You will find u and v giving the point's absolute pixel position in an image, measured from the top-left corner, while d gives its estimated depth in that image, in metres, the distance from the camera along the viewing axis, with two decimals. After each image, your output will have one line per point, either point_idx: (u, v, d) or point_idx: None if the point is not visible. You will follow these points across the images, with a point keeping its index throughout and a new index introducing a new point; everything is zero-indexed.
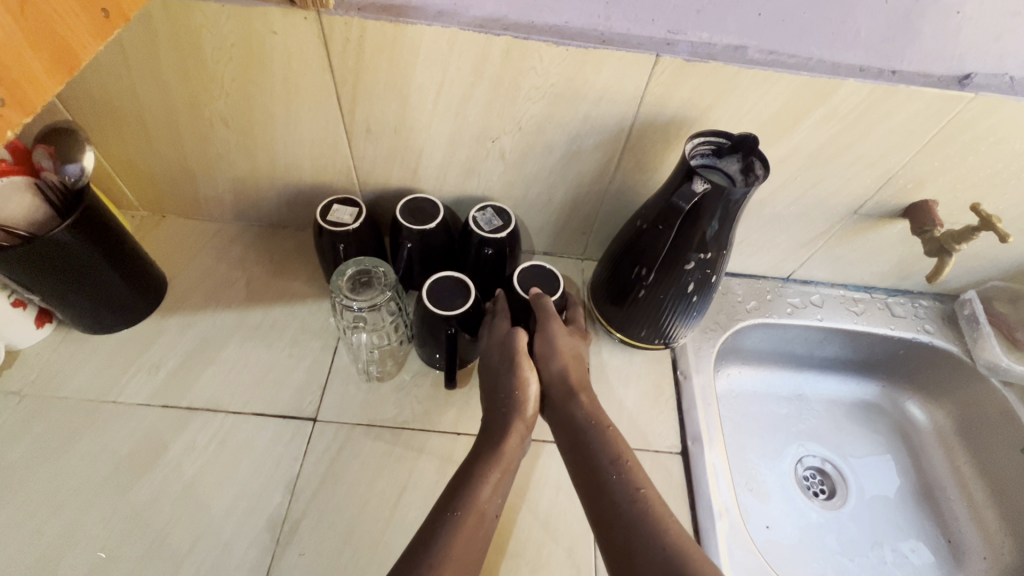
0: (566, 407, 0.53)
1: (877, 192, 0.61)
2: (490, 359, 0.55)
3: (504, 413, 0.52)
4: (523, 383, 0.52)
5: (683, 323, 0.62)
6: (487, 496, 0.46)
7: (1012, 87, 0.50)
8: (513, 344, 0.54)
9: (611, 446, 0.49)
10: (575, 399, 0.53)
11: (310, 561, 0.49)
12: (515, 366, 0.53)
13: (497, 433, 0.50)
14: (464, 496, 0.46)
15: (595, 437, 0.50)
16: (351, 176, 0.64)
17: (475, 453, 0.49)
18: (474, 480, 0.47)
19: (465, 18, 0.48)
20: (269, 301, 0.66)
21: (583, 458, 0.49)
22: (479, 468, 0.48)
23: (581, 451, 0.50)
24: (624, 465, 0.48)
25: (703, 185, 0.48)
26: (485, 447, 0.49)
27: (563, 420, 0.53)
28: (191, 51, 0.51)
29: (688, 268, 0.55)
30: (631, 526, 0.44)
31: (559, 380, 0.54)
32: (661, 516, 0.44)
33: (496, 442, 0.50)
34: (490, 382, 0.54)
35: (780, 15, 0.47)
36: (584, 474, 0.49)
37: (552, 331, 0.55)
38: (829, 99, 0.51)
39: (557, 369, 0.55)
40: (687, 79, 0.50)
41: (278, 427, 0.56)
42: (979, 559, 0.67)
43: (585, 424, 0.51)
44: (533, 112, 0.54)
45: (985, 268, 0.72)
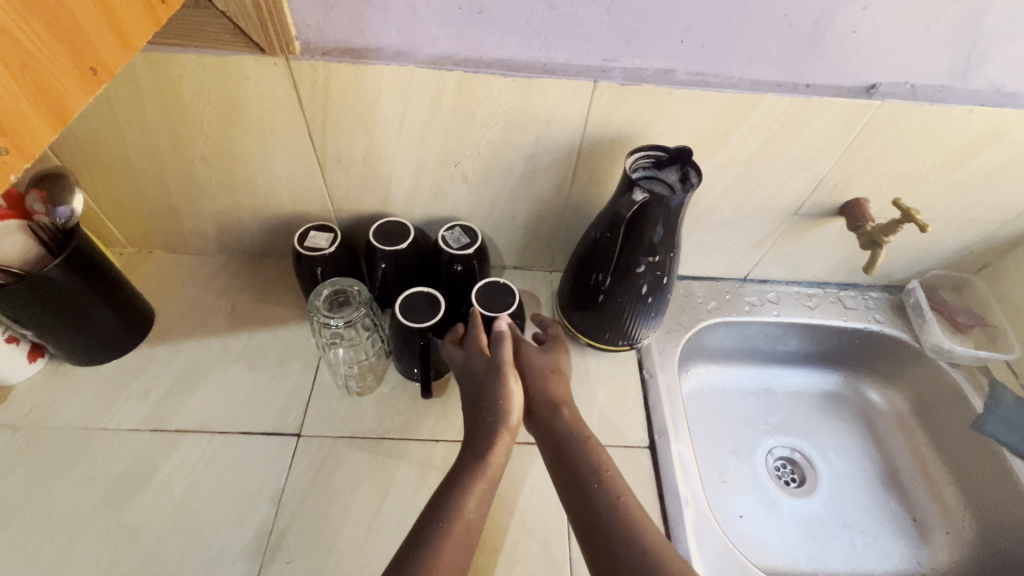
0: (552, 418, 0.56)
1: (813, 193, 0.67)
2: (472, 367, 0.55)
3: (490, 422, 0.52)
4: (508, 393, 0.53)
5: (643, 323, 0.66)
6: (472, 505, 0.48)
7: (914, 94, 0.56)
8: (501, 355, 0.55)
9: (592, 454, 0.53)
10: (560, 410, 0.56)
11: (297, 568, 0.52)
12: (500, 375, 0.54)
13: (482, 442, 0.51)
14: (451, 505, 0.47)
15: (577, 447, 0.53)
16: (326, 204, 0.68)
17: (460, 462, 0.51)
18: (458, 489, 0.49)
19: (420, 56, 0.53)
20: (253, 325, 0.70)
21: (567, 468, 0.52)
22: (463, 479, 0.49)
23: (565, 458, 0.53)
24: (604, 473, 0.51)
25: (643, 195, 0.53)
26: (470, 456, 0.50)
27: (548, 430, 0.55)
28: (172, 98, 0.55)
29: (639, 272, 0.60)
30: (613, 532, 0.47)
31: (541, 398, 0.57)
32: (638, 520, 0.47)
33: (479, 451, 0.50)
34: (470, 391, 0.55)
35: (700, 41, 0.52)
36: (568, 480, 0.52)
37: (524, 352, 0.59)
38: (754, 112, 0.57)
39: (536, 384, 0.58)
40: (625, 100, 0.55)
41: (264, 443, 0.59)
42: (941, 534, 0.70)
43: (570, 434, 0.54)
44: (490, 137, 0.60)
45: (924, 259, 0.78)
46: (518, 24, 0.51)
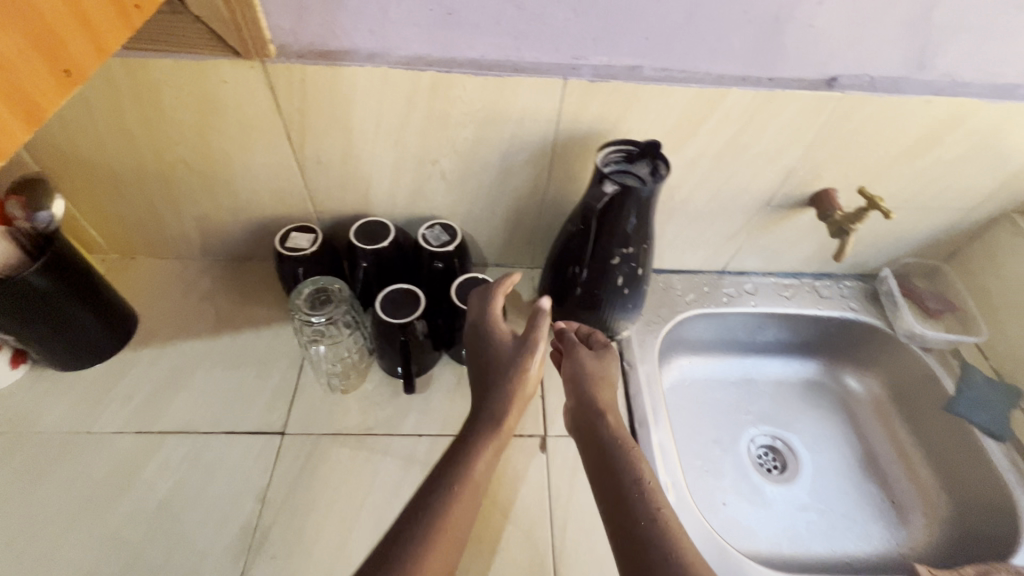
0: (595, 430, 0.55)
1: (783, 184, 0.68)
2: (500, 334, 0.57)
3: (511, 386, 0.54)
4: (531, 365, 0.55)
5: (621, 315, 0.68)
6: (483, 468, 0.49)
7: (873, 86, 0.58)
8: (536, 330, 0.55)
9: (633, 465, 0.51)
10: (602, 417, 0.56)
11: (282, 563, 0.52)
12: (529, 347, 0.55)
13: (500, 404, 0.53)
14: (464, 462, 0.49)
15: (619, 457, 0.52)
16: (307, 205, 0.69)
17: (474, 420, 0.53)
18: (473, 446, 0.50)
19: (393, 57, 0.54)
20: (236, 327, 0.70)
21: (607, 473, 0.51)
22: (478, 436, 0.51)
23: (607, 468, 0.51)
24: (646, 485, 0.49)
25: (612, 187, 0.55)
26: (488, 415, 0.52)
27: (592, 441, 0.55)
28: (150, 103, 0.56)
29: (614, 263, 0.62)
30: (648, 539, 0.45)
31: (589, 402, 0.57)
32: (679, 536, 0.45)
33: (497, 412, 0.53)
34: (492, 353, 0.56)
35: (665, 38, 0.54)
36: (606, 488, 0.50)
37: (579, 356, 0.60)
38: (720, 105, 0.58)
39: (584, 390, 0.58)
40: (595, 96, 0.57)
41: (249, 442, 0.60)
42: (919, 516, 0.72)
43: (613, 444, 0.53)
44: (466, 135, 0.61)
45: (895, 247, 0.80)
46: (488, 24, 0.52)
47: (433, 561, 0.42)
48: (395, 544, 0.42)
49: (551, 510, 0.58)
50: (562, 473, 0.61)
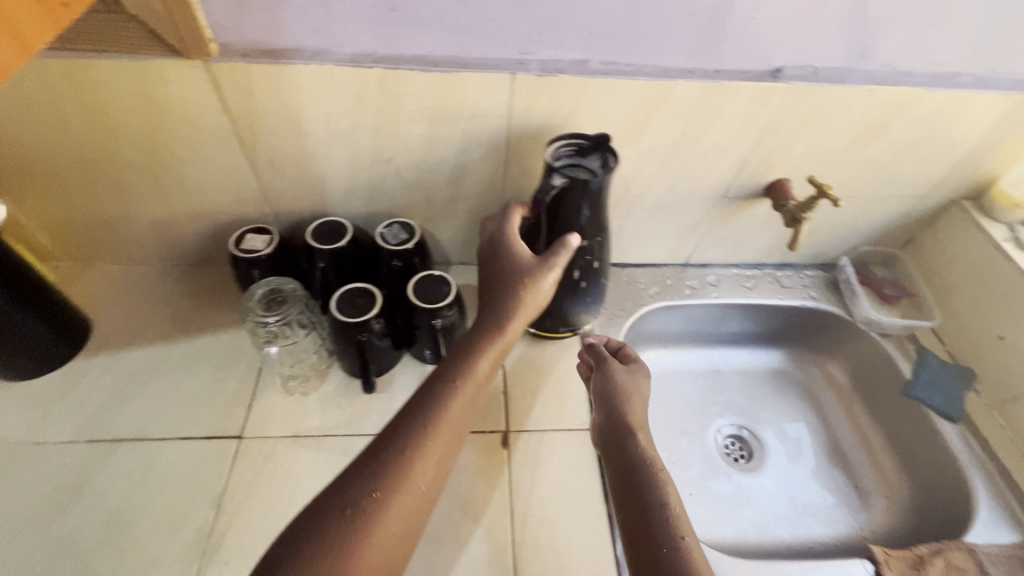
0: (624, 449, 0.55)
1: (737, 175, 0.69)
2: (516, 253, 0.58)
3: (516, 301, 0.55)
4: (539, 287, 0.56)
5: (581, 307, 0.69)
6: (483, 371, 0.52)
7: (816, 76, 0.59)
8: (556, 262, 0.56)
9: (659, 489, 0.51)
10: (633, 436, 0.56)
11: (236, 567, 0.52)
12: (544, 270, 0.56)
13: (504, 317, 0.55)
14: (464, 366, 0.51)
15: (646, 479, 0.52)
16: (263, 206, 0.68)
17: (477, 327, 0.55)
18: (474, 351, 0.53)
19: (339, 55, 0.54)
20: (193, 332, 0.69)
21: (632, 495, 0.51)
22: (480, 343, 0.53)
23: (633, 489, 0.52)
24: (672, 511, 0.49)
25: (561, 179, 0.57)
26: (489, 324, 0.55)
27: (620, 459, 0.55)
28: (93, 105, 0.55)
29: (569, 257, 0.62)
30: (670, 568, 0.45)
31: (619, 420, 0.58)
32: (701, 571, 0.44)
33: (500, 322, 0.55)
34: (508, 267, 0.57)
35: (609, 32, 0.54)
36: (631, 510, 0.50)
37: (611, 372, 0.61)
38: (668, 98, 0.59)
39: (614, 408, 0.59)
40: (544, 91, 0.57)
41: (204, 447, 0.59)
42: (880, 499, 0.73)
43: (641, 464, 0.53)
44: (418, 132, 0.61)
45: (852, 236, 0.82)
46: (432, 19, 0.52)
47: (427, 453, 0.46)
48: (393, 436, 0.46)
49: (512, 504, 0.58)
50: (523, 468, 0.61)
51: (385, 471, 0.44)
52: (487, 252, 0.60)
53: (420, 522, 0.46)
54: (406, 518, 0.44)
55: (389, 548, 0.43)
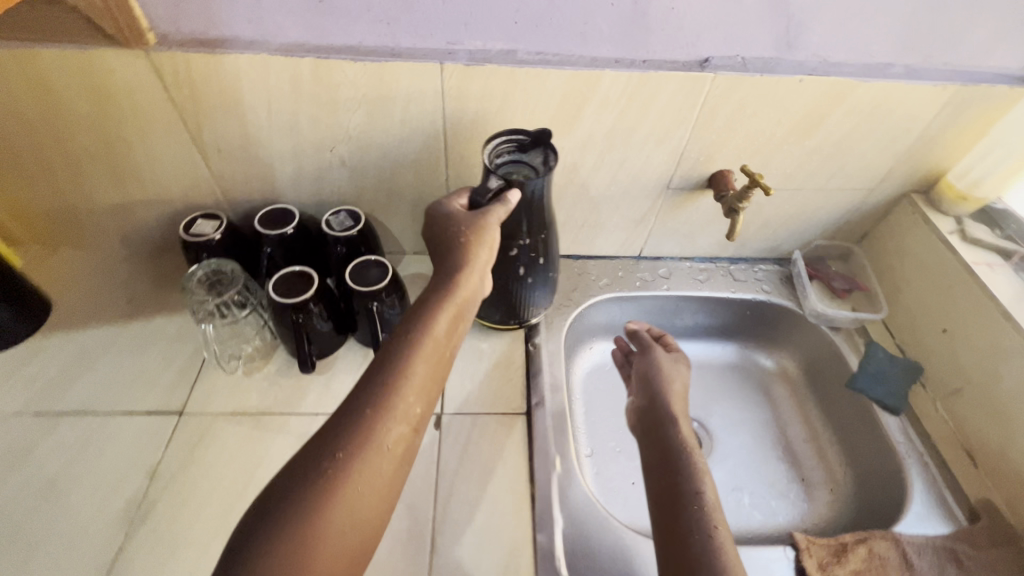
0: (663, 433, 0.59)
1: (678, 166, 0.70)
2: (456, 217, 0.57)
3: (462, 258, 0.54)
4: (483, 240, 0.55)
5: (530, 301, 0.70)
6: (442, 330, 0.50)
7: (745, 66, 0.60)
8: (492, 211, 0.56)
9: (696, 478, 0.54)
10: (672, 423, 0.60)
11: (161, 534, 0.53)
12: (483, 224, 0.55)
13: (454, 274, 0.53)
14: (420, 325, 0.49)
15: (683, 466, 0.55)
16: (217, 194, 0.71)
17: (431, 289, 0.53)
18: (429, 309, 0.50)
19: (273, 45, 0.57)
20: (147, 314, 0.72)
21: (666, 478, 0.55)
22: (433, 301, 0.51)
23: (666, 473, 0.55)
24: (706, 501, 0.52)
25: (497, 181, 0.57)
26: (443, 284, 0.53)
27: (658, 443, 0.59)
28: (45, 93, 0.58)
29: (513, 254, 0.63)
30: (699, 551, 0.48)
31: (661, 406, 0.62)
32: (732, 558, 0.47)
33: (452, 281, 0.53)
34: (449, 230, 0.56)
35: (532, 22, 0.56)
36: (664, 491, 0.54)
37: (656, 359, 0.68)
38: (597, 87, 0.60)
39: (658, 392, 0.64)
40: (473, 80, 0.59)
41: (145, 421, 0.61)
42: (825, 492, 0.72)
43: (679, 451, 0.57)
44: (357, 121, 0.63)
45: (804, 230, 0.82)
46: (359, 11, 0.54)
47: (393, 417, 0.44)
48: (355, 402, 0.44)
49: (437, 484, 0.59)
50: (452, 449, 0.62)
51: (348, 433, 0.42)
52: (431, 221, 0.59)
53: (397, 487, 0.44)
54: (377, 482, 0.42)
55: (360, 515, 0.41)
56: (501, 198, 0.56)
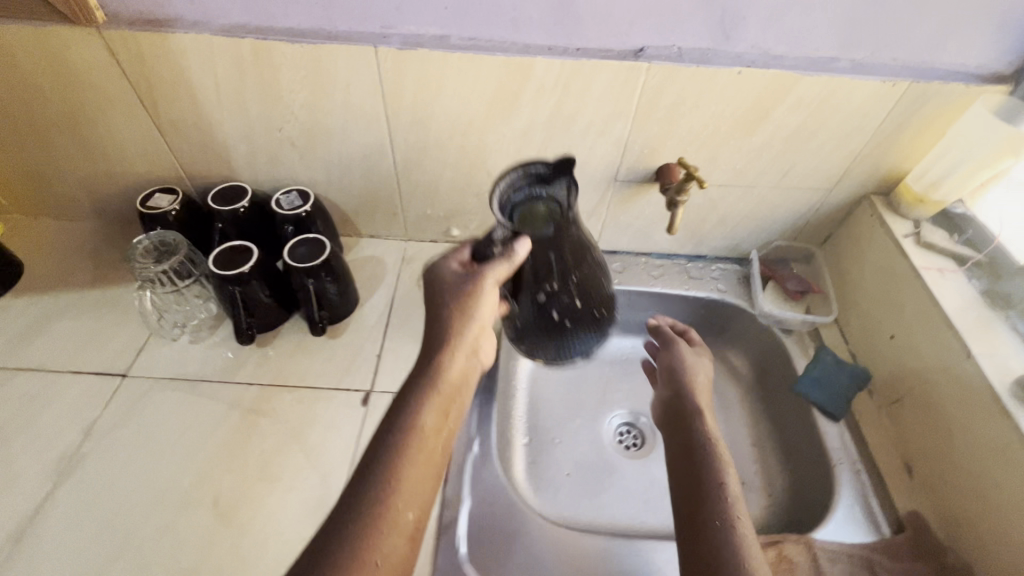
0: (688, 425, 0.58)
1: (624, 157, 0.70)
2: (446, 289, 0.51)
3: (446, 343, 0.49)
4: (473, 308, 0.50)
5: (570, 351, 0.57)
6: (431, 421, 0.45)
7: (681, 56, 0.60)
8: (490, 271, 0.49)
9: (719, 468, 0.52)
10: (698, 414, 0.59)
11: (88, 485, 0.57)
12: (475, 293, 0.50)
13: (435, 360, 0.48)
14: (403, 421, 0.44)
15: (706, 454, 0.54)
16: (177, 170, 0.74)
17: (412, 381, 0.47)
18: (411, 404, 0.45)
19: (216, 25, 0.59)
20: (109, 282, 0.76)
21: (688, 465, 0.54)
22: (416, 393, 0.46)
23: (687, 458, 0.54)
24: (731, 492, 0.50)
25: (503, 232, 0.48)
26: (425, 374, 0.47)
27: (682, 430, 0.58)
28: (10, 67, 0.62)
29: (543, 302, 0.52)
30: (719, 543, 0.46)
31: (685, 397, 0.61)
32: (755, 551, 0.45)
33: (436, 369, 0.48)
34: (439, 306, 0.51)
35: (462, 8, 0.57)
36: (685, 482, 0.52)
37: (678, 351, 0.67)
38: (531, 75, 0.61)
39: (681, 383, 0.63)
40: (407, 64, 0.60)
41: (90, 380, 0.65)
42: (760, 496, 0.70)
43: (702, 440, 0.55)
44: (301, 103, 0.65)
45: (763, 229, 0.80)
46: None
47: (382, 527, 0.39)
48: (338, 522, 0.38)
49: (354, 457, 0.61)
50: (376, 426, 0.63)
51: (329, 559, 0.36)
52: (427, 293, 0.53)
53: None
54: None
55: None
56: (505, 252, 0.48)
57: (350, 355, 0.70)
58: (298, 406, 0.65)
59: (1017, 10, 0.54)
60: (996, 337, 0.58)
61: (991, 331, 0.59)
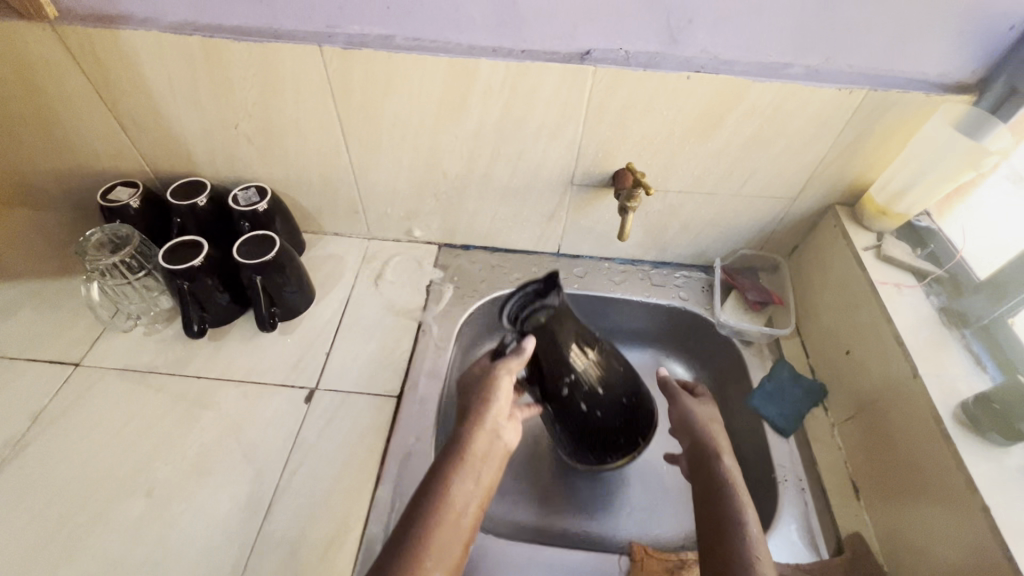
0: (705, 467, 0.55)
1: (578, 161, 0.69)
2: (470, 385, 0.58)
3: (472, 422, 0.54)
4: (493, 392, 0.56)
5: (612, 440, 0.63)
6: (460, 493, 0.48)
7: (628, 60, 0.58)
8: (504, 366, 0.57)
9: (738, 508, 0.51)
10: (718, 457, 0.56)
11: (28, 472, 0.58)
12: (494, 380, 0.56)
13: (462, 438, 0.53)
14: (433, 494, 0.47)
15: (725, 495, 0.52)
16: (141, 164, 0.75)
17: (442, 459, 0.51)
18: (440, 477, 0.49)
19: (165, 22, 0.59)
20: (73, 272, 0.77)
21: (708, 507, 0.52)
22: (446, 469, 0.50)
23: (706, 500, 0.53)
24: (749, 531, 0.48)
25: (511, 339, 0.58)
26: (453, 450, 0.51)
27: (701, 472, 0.56)
28: None
29: (566, 394, 0.60)
30: None
31: (698, 441, 0.58)
32: None
33: (462, 445, 0.52)
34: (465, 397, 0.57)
35: (404, 8, 0.56)
36: (707, 528, 0.50)
37: (683, 403, 0.62)
38: (477, 76, 0.60)
39: (691, 428, 0.60)
40: (353, 64, 0.60)
41: (43, 368, 0.66)
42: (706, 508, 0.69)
43: (720, 480, 0.53)
44: (253, 100, 0.65)
45: (727, 238, 0.78)
46: None
47: None
48: None
49: (290, 454, 0.61)
50: (315, 424, 0.64)
51: None
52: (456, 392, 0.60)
53: None
54: None
55: None
56: (517, 352, 0.57)
57: (299, 351, 0.70)
58: (242, 400, 0.65)
59: (976, 17, 0.52)
60: (947, 358, 0.56)
61: (943, 351, 0.56)
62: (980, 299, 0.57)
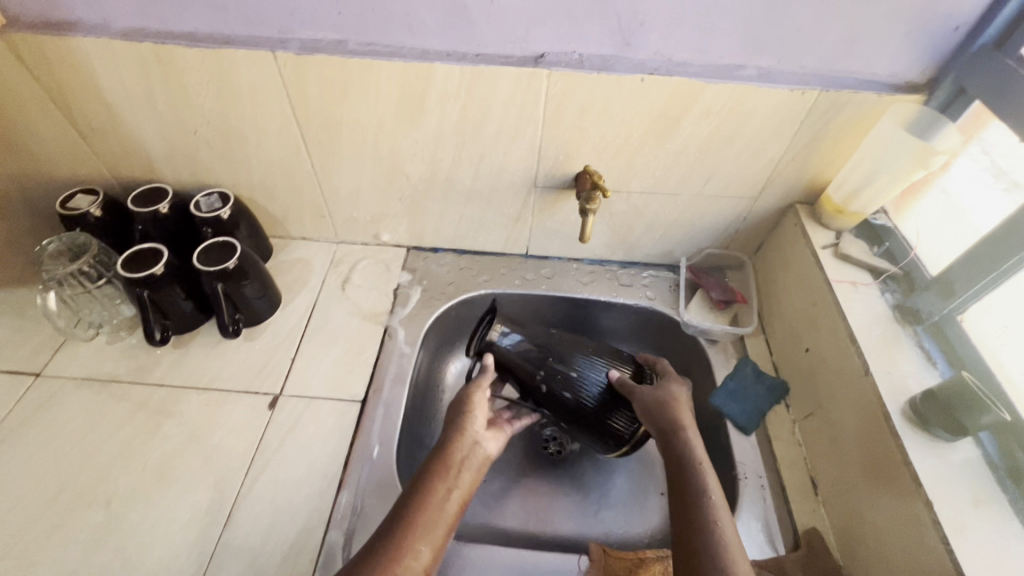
0: (667, 441, 0.53)
1: (539, 164, 0.69)
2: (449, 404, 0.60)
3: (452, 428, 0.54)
4: (471, 400, 0.57)
5: (610, 416, 0.61)
6: (441, 492, 0.48)
7: (582, 63, 0.59)
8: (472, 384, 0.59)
9: (701, 478, 0.49)
10: (679, 431, 0.53)
11: None
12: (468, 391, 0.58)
13: (442, 443, 0.53)
14: (414, 494, 0.48)
15: (688, 466, 0.50)
16: (102, 172, 0.74)
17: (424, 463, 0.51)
18: (421, 477, 0.49)
19: (115, 29, 0.59)
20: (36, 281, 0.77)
21: (671, 481, 0.50)
22: (426, 471, 0.50)
23: (671, 472, 0.51)
24: (709, 498, 0.47)
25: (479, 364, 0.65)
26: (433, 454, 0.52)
27: (664, 447, 0.53)
28: None
29: (545, 389, 0.62)
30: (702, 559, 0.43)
31: (657, 416, 0.55)
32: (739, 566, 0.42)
33: (442, 448, 0.52)
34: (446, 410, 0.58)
35: (356, 13, 0.56)
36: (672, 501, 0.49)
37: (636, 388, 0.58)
38: (432, 80, 0.60)
39: (649, 413, 0.56)
40: (307, 69, 0.60)
41: (4, 380, 0.66)
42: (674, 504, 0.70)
43: (681, 453, 0.51)
44: (210, 106, 0.65)
45: (692, 238, 0.79)
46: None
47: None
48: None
49: (252, 461, 0.61)
50: (278, 430, 0.64)
51: None
52: None
53: None
54: None
55: None
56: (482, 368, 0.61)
57: (264, 358, 0.70)
58: (205, 407, 0.65)
59: (919, 17, 0.53)
60: (898, 354, 0.57)
61: (895, 348, 0.57)
62: (931, 296, 0.58)
